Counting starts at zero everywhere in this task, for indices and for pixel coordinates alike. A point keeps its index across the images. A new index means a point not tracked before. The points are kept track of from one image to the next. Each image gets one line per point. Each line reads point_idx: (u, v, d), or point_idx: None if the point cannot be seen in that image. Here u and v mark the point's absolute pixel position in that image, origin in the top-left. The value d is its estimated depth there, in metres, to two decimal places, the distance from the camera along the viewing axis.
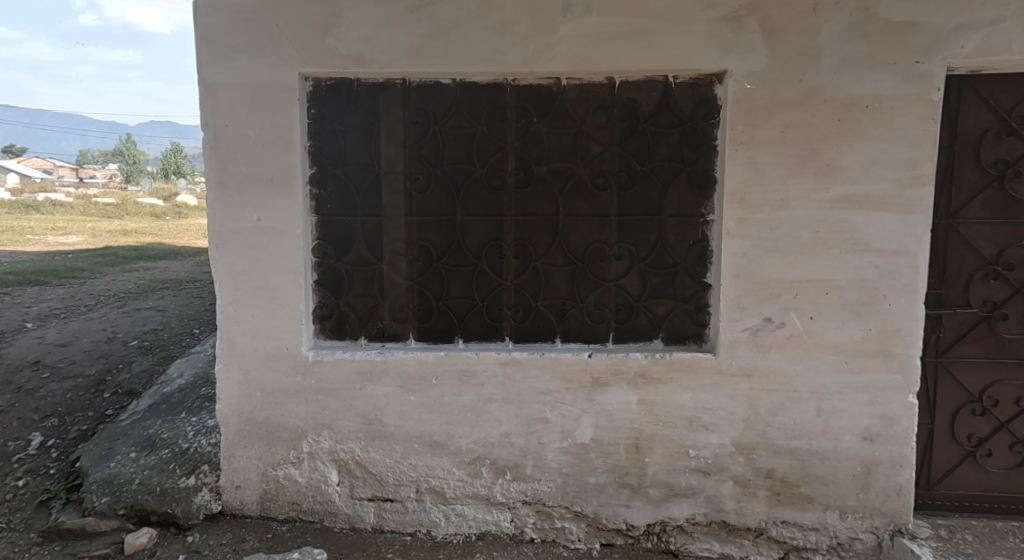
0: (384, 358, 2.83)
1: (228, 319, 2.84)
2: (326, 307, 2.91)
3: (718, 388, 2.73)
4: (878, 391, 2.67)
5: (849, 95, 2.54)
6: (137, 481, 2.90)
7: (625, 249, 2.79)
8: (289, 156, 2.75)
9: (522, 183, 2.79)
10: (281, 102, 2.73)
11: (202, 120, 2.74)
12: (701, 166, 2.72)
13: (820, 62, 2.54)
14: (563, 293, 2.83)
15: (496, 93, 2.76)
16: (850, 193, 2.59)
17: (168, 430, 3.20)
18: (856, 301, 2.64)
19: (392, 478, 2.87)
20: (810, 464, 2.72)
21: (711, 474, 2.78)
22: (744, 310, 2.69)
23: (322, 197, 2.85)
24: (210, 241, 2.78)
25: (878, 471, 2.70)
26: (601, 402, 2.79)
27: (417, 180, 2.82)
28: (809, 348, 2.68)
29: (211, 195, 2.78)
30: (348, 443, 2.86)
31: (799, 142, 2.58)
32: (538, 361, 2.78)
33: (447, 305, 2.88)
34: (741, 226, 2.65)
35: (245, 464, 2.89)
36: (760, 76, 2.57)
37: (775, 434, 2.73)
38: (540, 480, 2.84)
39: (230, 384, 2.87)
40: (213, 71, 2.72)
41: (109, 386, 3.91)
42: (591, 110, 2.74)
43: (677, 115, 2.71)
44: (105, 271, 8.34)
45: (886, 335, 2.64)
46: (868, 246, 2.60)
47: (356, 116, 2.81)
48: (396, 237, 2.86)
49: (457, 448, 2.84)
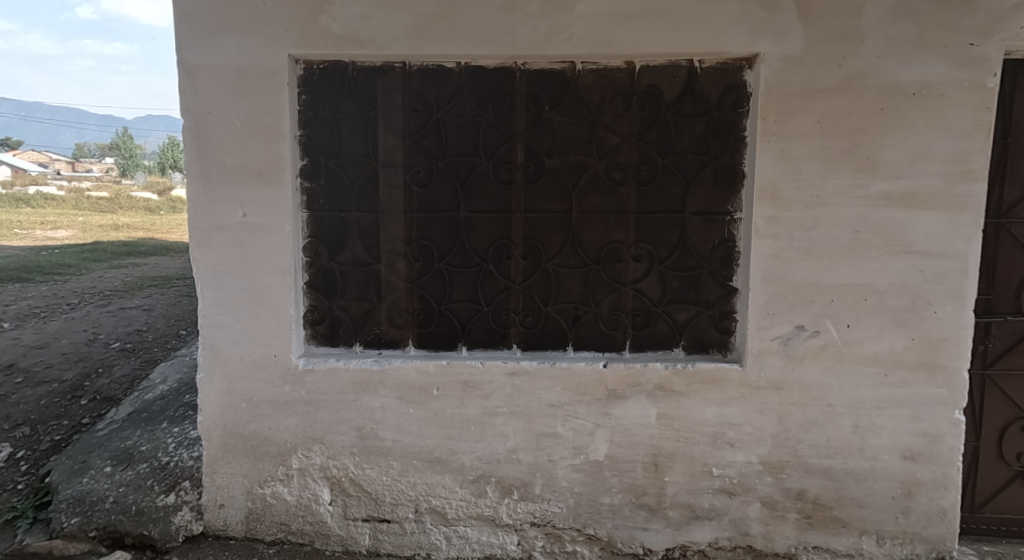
0: (380, 366, 2.60)
1: (210, 324, 2.60)
2: (318, 312, 2.67)
3: (744, 402, 2.51)
4: (920, 406, 2.44)
5: (893, 81, 2.31)
6: (112, 499, 2.66)
7: (644, 250, 2.56)
8: (277, 145, 2.51)
9: (532, 177, 2.56)
10: (268, 86, 2.49)
11: (182, 105, 2.50)
12: (728, 160, 2.49)
13: (863, 45, 2.31)
14: (576, 297, 2.60)
15: (504, 77, 2.52)
16: (894, 189, 2.36)
17: (147, 442, 2.97)
18: (898, 308, 2.41)
19: (389, 497, 2.64)
20: (845, 485, 2.50)
21: (736, 494, 2.55)
22: (775, 317, 2.46)
23: (314, 192, 2.61)
24: (192, 238, 2.55)
25: (919, 493, 2.47)
26: (617, 416, 2.56)
27: (417, 173, 2.59)
28: (845, 359, 2.45)
29: (192, 188, 2.54)
30: (341, 459, 2.63)
31: (838, 133, 2.35)
32: (548, 372, 2.56)
33: (449, 309, 2.64)
34: (772, 225, 2.42)
35: (229, 481, 2.65)
36: (796, 60, 2.34)
37: (806, 452, 2.50)
38: (550, 501, 2.61)
39: (212, 395, 2.63)
40: (194, 52, 2.48)
41: (86, 392, 3.67)
42: (608, 97, 2.51)
43: (702, 104, 2.48)
44: (91, 268, 8.02)
45: (930, 345, 2.41)
46: (912, 248, 2.38)
47: (351, 102, 2.57)
48: (394, 235, 2.62)
49: (460, 465, 2.62)
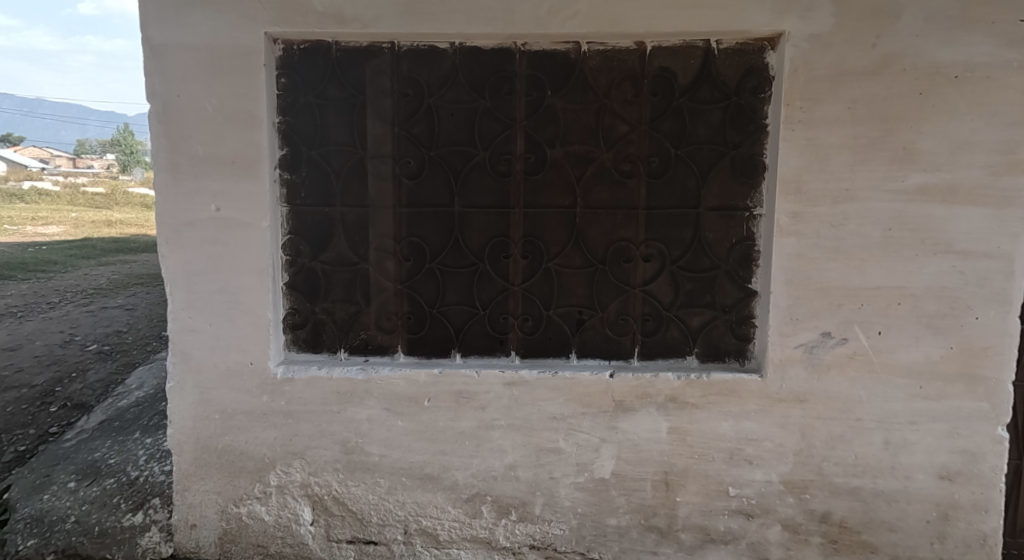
0: (366, 376, 2.38)
1: (181, 328, 2.38)
2: (300, 315, 2.45)
3: (764, 416, 2.29)
4: (958, 422, 2.23)
5: (933, 62, 2.09)
6: (73, 519, 2.43)
7: (656, 248, 2.34)
8: (253, 133, 2.29)
9: (533, 169, 2.34)
10: (244, 68, 2.26)
11: (149, 88, 2.27)
12: (748, 151, 2.27)
13: (900, 22, 2.09)
14: (580, 300, 2.38)
15: (503, 59, 2.30)
16: (932, 182, 2.14)
17: (116, 455, 2.76)
18: (934, 313, 2.19)
19: (376, 517, 2.42)
20: (874, 507, 2.28)
21: (755, 516, 2.33)
22: (799, 323, 2.25)
23: (295, 185, 2.39)
24: (161, 235, 2.33)
25: (957, 517, 2.25)
26: (624, 431, 2.34)
27: (407, 164, 2.37)
28: (876, 369, 2.23)
29: (161, 179, 2.32)
30: (324, 476, 2.41)
31: (871, 120, 2.13)
32: (549, 382, 2.34)
33: (442, 312, 2.42)
34: (796, 222, 2.20)
35: (201, 500, 2.43)
36: (824, 39, 2.12)
37: (832, 470, 2.29)
38: (551, 522, 2.39)
39: (183, 405, 2.41)
40: (161, 29, 2.25)
41: (57, 399, 3.44)
42: (616, 82, 2.28)
43: (720, 89, 2.26)
44: (77, 265, 7.79)
45: (971, 354, 2.19)
46: (951, 247, 2.16)
47: (336, 86, 2.35)
48: (382, 232, 2.40)
49: (452, 482, 2.40)
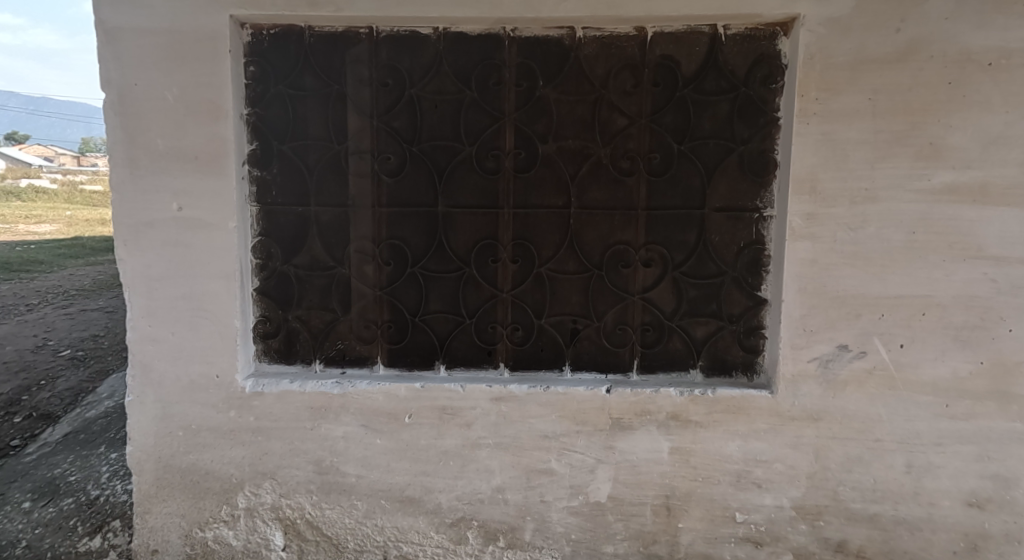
0: (342, 390, 2.19)
1: (141, 336, 2.19)
2: (271, 323, 2.26)
3: (775, 436, 2.10)
4: (989, 443, 2.03)
5: (964, 48, 1.90)
6: (23, 544, 2.23)
7: (656, 252, 2.15)
8: (218, 125, 2.10)
9: (523, 166, 2.15)
10: (208, 55, 2.08)
11: (103, 76, 2.08)
12: (757, 146, 2.07)
13: (927, 3, 1.89)
14: (574, 308, 2.19)
15: (490, 46, 2.11)
16: (962, 180, 1.94)
17: (77, 472, 2.59)
18: (963, 325, 2.00)
19: (352, 543, 2.23)
20: (896, 535, 2.09)
21: (764, 545, 2.14)
22: (814, 334, 2.05)
23: (265, 182, 2.20)
24: (119, 236, 2.14)
25: (986, 548, 2.06)
26: (622, 451, 2.15)
27: (387, 160, 2.18)
28: (897, 386, 2.04)
29: (117, 175, 2.13)
30: (296, 498, 2.23)
31: (895, 112, 1.93)
32: (540, 398, 2.15)
33: (425, 321, 2.23)
34: (811, 224, 2.00)
35: (164, 523, 2.24)
36: (843, 23, 1.92)
37: (849, 495, 2.09)
38: (543, 549, 2.20)
39: (143, 421, 2.22)
40: (117, 11, 2.06)
41: (22, 408, 3.25)
42: (614, 71, 2.09)
43: (727, 79, 2.06)
44: (63, 265, 7.61)
45: (1003, 370, 2.00)
46: (982, 252, 1.96)
47: (309, 75, 2.16)
48: (360, 234, 2.21)
49: (435, 505, 2.21)
